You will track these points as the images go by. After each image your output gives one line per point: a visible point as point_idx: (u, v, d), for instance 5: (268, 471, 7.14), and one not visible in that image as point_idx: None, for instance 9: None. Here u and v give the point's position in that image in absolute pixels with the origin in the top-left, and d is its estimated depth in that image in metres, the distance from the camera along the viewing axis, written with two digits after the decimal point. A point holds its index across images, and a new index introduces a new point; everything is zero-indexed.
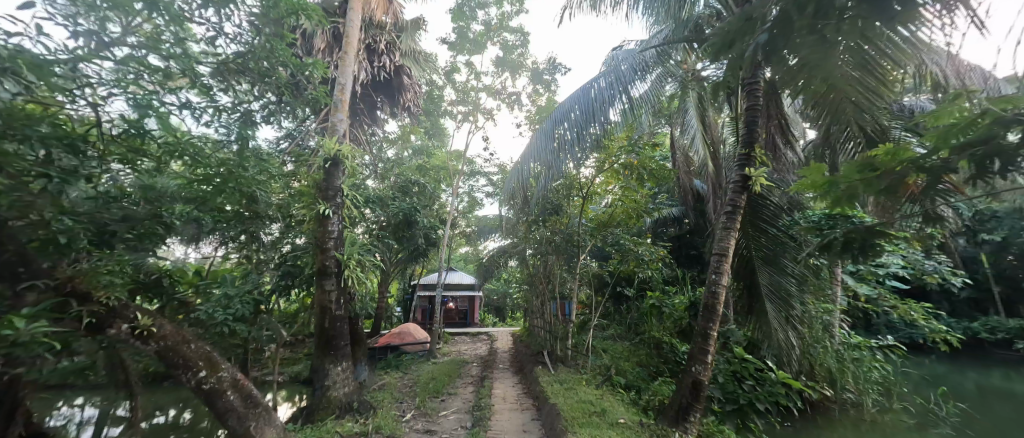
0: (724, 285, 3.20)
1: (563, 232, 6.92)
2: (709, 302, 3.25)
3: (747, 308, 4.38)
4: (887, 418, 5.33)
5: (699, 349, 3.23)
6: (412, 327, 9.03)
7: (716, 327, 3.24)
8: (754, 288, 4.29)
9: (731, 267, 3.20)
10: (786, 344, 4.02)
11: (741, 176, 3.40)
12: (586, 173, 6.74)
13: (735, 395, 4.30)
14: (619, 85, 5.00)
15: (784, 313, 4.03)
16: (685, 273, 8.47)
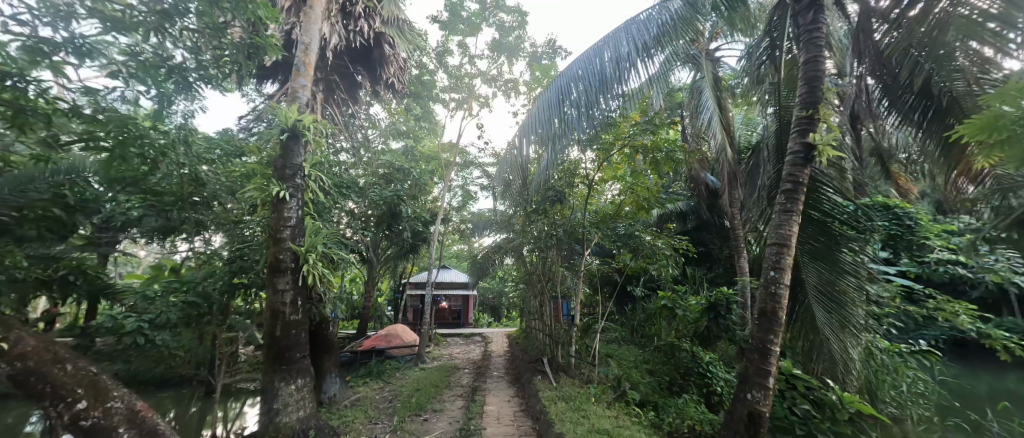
0: (785, 285, 2.79)
1: (566, 222, 6.24)
2: (767, 308, 2.80)
3: (789, 311, 3.70)
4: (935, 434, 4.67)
5: (756, 370, 2.77)
6: (400, 329, 8.30)
7: (777, 341, 2.78)
8: (800, 289, 3.61)
9: (793, 261, 2.83)
10: (841, 357, 3.31)
11: (802, 145, 2.96)
12: (587, 158, 6.08)
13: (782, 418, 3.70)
14: (637, 46, 4.18)
15: (841, 320, 3.31)
16: (696, 271, 7.80)
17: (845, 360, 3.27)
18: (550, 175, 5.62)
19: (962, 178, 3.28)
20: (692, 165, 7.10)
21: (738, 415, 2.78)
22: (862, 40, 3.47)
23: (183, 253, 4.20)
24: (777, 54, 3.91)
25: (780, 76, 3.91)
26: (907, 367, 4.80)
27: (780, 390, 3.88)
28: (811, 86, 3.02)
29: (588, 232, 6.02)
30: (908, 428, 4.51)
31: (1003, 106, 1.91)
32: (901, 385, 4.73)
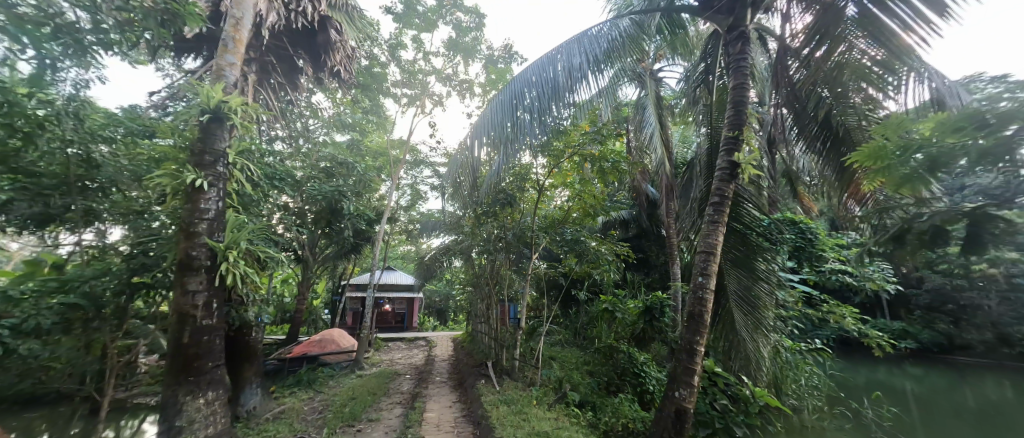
0: (711, 289, 2.95)
1: (516, 225, 6.21)
2: (695, 311, 2.95)
3: (713, 314, 3.92)
4: (832, 423, 5.21)
5: (683, 369, 2.89)
6: (336, 333, 7.82)
7: (701, 342, 2.91)
8: (723, 294, 3.83)
9: (717, 268, 2.99)
10: (756, 357, 3.57)
11: (728, 162, 3.17)
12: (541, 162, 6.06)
13: (707, 416, 3.94)
14: (589, 58, 4.25)
15: (755, 322, 3.60)
16: (636, 277, 8.14)
17: (759, 359, 3.53)
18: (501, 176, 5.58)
19: (849, 200, 3.61)
20: (635, 175, 7.41)
21: (665, 413, 2.88)
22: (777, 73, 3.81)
23: (68, 244, 3.61)
24: (711, 78, 4.19)
25: (714, 97, 4.19)
26: (811, 364, 5.30)
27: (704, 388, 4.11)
28: (738, 109, 3.24)
29: (536, 235, 6.06)
30: (808, 420, 5.00)
31: (887, 137, 2.17)
32: (802, 381, 5.13)
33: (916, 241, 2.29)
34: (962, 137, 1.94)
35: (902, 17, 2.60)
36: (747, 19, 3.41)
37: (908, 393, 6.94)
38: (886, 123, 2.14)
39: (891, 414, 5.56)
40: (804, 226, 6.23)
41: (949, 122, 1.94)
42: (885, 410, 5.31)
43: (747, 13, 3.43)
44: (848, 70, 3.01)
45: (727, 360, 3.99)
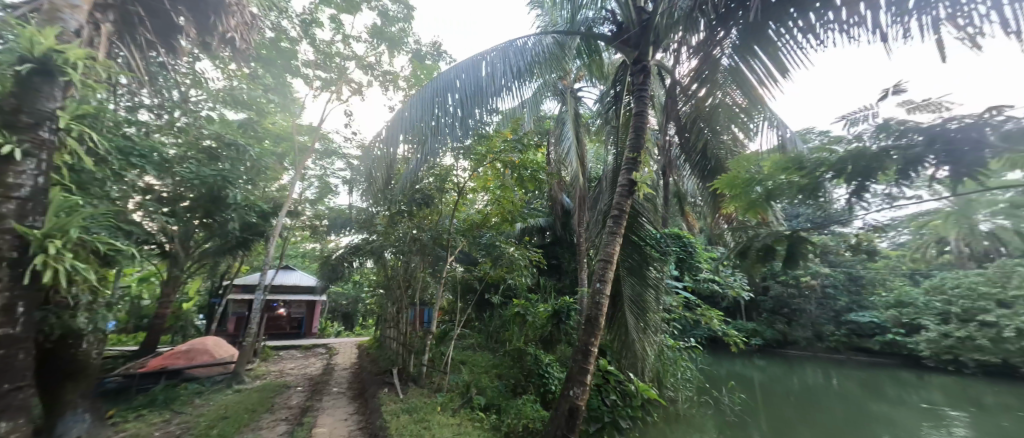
0: (607, 294, 3.16)
1: (434, 229, 5.95)
2: (591, 314, 3.12)
3: (609, 317, 4.11)
4: (704, 412, 5.89)
5: (578, 369, 3.02)
6: (212, 342, 6.80)
7: (596, 343, 3.07)
8: (618, 298, 4.05)
9: (614, 275, 3.20)
10: (642, 356, 3.90)
11: (628, 179, 3.46)
12: (464, 167, 5.90)
13: (598, 412, 4.35)
14: (513, 68, 4.27)
15: (643, 325, 3.94)
16: (548, 282, 8.37)
17: (643, 358, 3.88)
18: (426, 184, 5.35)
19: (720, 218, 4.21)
20: (552, 186, 7.70)
21: (559, 411, 2.98)
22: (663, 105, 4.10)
23: None
24: (620, 101, 4.52)
25: (620, 118, 4.52)
26: (687, 362, 5.94)
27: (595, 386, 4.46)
28: (638, 133, 3.54)
29: (452, 238, 5.93)
30: (681, 410, 5.59)
31: (744, 170, 2.86)
32: (679, 374, 5.70)
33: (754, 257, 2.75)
34: (790, 175, 2.60)
35: (758, 74, 3.16)
36: (649, 54, 3.81)
37: (762, 384, 8.17)
38: (741, 159, 2.91)
39: (744, 401, 6.52)
40: (686, 240, 7.07)
41: (780, 163, 2.63)
42: (737, 398, 6.18)
43: (650, 48, 3.80)
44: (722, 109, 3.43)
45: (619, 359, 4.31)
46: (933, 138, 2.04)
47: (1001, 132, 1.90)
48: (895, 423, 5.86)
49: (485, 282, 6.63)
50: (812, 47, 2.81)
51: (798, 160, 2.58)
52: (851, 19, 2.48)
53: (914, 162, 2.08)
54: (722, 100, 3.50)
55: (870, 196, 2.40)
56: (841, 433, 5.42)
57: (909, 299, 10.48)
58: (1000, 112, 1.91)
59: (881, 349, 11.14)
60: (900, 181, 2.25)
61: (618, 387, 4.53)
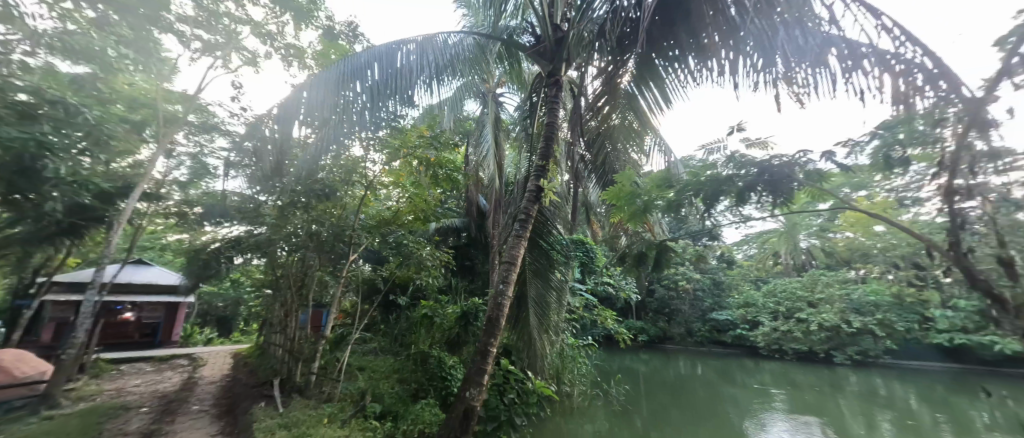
0: (509, 295, 3.15)
1: (334, 225, 5.15)
2: (493, 315, 3.09)
3: (514, 318, 4.08)
4: (598, 406, 6.23)
5: (475, 370, 2.94)
6: (18, 355, 5.30)
7: (495, 344, 3.03)
8: (523, 299, 4.04)
9: (517, 276, 3.21)
10: (541, 354, 3.99)
11: (536, 186, 3.56)
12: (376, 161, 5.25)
13: (496, 411, 4.34)
14: (436, 62, 3.84)
15: (544, 324, 4.00)
16: (459, 283, 8.00)
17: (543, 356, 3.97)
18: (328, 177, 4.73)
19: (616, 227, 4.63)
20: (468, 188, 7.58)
21: (454, 414, 2.84)
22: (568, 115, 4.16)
23: None
24: (535, 109, 4.61)
25: (535, 126, 4.59)
26: (584, 358, 6.25)
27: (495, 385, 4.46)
28: (549, 142, 3.64)
29: (357, 234, 5.30)
30: (574, 404, 5.86)
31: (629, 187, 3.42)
32: (576, 370, 5.96)
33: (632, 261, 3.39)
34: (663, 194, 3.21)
35: (649, 102, 3.53)
36: (563, 69, 3.94)
37: (646, 377, 8.98)
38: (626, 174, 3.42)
39: (628, 392, 7.06)
40: (589, 246, 7.52)
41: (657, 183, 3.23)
42: (622, 389, 6.73)
43: (565, 63, 3.94)
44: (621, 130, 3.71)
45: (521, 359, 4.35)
46: (764, 172, 2.66)
47: (806, 170, 2.61)
48: (739, 401, 6.87)
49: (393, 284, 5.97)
50: (692, 84, 3.13)
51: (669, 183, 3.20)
52: (715, 67, 2.84)
53: (749, 188, 2.72)
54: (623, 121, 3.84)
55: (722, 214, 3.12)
56: (700, 413, 6.16)
57: (754, 301, 12.48)
58: (807, 155, 2.60)
59: (734, 342, 13.25)
60: (755, 202, 2.81)
61: (516, 385, 4.60)
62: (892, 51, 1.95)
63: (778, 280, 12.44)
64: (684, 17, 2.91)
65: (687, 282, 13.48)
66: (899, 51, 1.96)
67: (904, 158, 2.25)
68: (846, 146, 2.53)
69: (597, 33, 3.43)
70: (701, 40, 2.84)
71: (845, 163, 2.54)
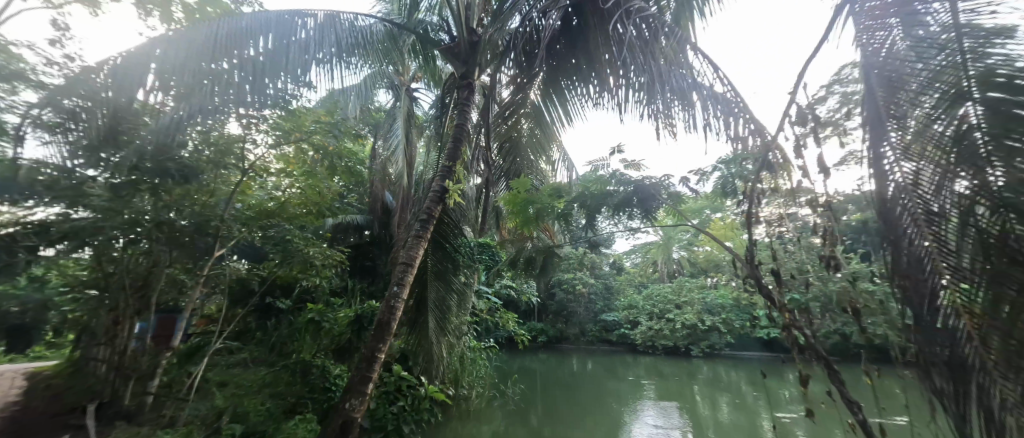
0: (403, 298, 3.01)
1: (201, 215, 3.50)
2: (383, 319, 2.91)
3: (410, 323, 3.88)
4: (493, 407, 6.27)
5: (359, 378, 2.73)
6: None
7: (384, 349, 2.86)
8: (422, 302, 3.87)
9: (413, 279, 3.09)
10: (438, 357, 3.87)
11: (441, 186, 3.47)
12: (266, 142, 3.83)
13: (383, 420, 4.16)
14: (337, 41, 3.32)
15: (442, 328, 3.91)
16: (356, 285, 6.71)
17: (439, 359, 3.85)
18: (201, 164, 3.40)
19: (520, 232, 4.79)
20: (371, 184, 7.09)
21: (330, 427, 2.60)
22: (480, 114, 4.17)
23: None
24: (445, 110, 4.52)
25: (445, 126, 4.50)
26: (484, 360, 6.25)
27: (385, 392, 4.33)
28: (456, 146, 3.61)
29: (229, 228, 3.74)
30: (471, 406, 5.83)
31: (521, 193, 3.66)
32: (475, 373, 5.94)
33: (527, 262, 4.07)
34: (550, 201, 3.50)
35: (554, 117, 3.69)
36: (476, 73, 3.92)
37: (542, 376, 9.36)
38: (518, 184, 3.65)
39: (523, 392, 7.26)
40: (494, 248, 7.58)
41: (545, 192, 3.51)
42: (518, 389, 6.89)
43: (477, 68, 3.94)
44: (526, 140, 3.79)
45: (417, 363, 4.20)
46: (635, 189, 3.03)
47: (669, 190, 3.01)
48: (621, 394, 7.55)
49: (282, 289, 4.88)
50: (590, 104, 3.37)
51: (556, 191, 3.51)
52: (608, 91, 3.10)
53: (624, 204, 3.06)
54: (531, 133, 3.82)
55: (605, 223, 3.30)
56: (586, 406, 6.61)
57: (637, 303, 13.95)
58: (670, 178, 3.00)
59: (618, 339, 14.60)
60: (632, 217, 3.16)
61: (408, 391, 4.40)
62: (729, 94, 2.31)
63: (656, 286, 14.08)
64: (585, 45, 3.17)
65: (583, 285, 14.46)
66: (727, 94, 2.34)
67: (732, 188, 2.72)
68: (697, 174, 2.99)
69: (510, 45, 3.50)
70: (598, 66, 3.09)
71: (696, 186, 3.01)
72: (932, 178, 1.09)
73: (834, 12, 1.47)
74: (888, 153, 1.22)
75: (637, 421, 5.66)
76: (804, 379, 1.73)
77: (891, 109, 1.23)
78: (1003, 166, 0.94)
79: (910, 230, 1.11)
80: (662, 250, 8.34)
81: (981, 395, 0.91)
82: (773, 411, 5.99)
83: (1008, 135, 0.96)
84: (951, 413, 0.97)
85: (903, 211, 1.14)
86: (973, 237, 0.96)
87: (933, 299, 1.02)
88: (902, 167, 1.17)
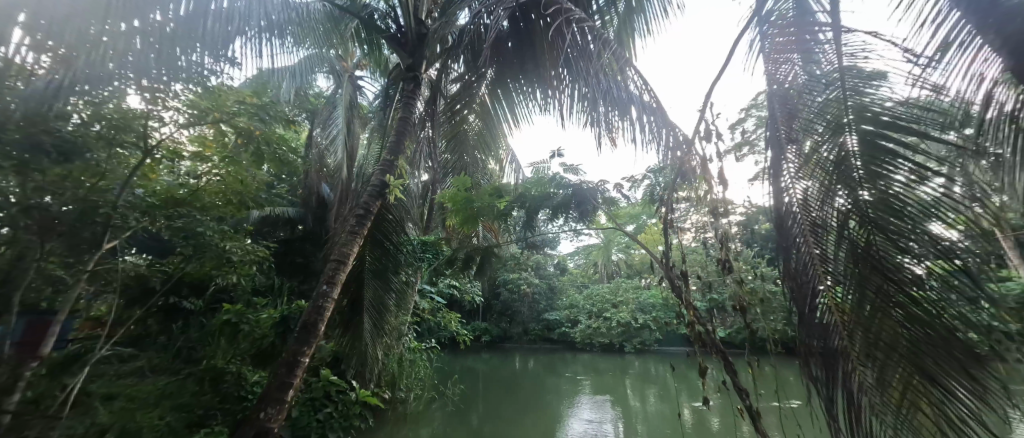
0: (333, 298, 2.84)
1: (85, 201, 2.57)
2: (309, 320, 2.72)
3: (343, 324, 3.66)
4: (431, 409, 6.11)
5: (278, 384, 2.52)
6: None
7: (309, 352, 2.68)
8: (357, 301, 3.68)
9: (345, 277, 2.93)
10: (373, 359, 3.67)
11: (381, 181, 3.32)
12: (177, 121, 2.97)
13: (306, 428, 3.90)
14: (269, 16, 3.04)
15: (379, 329, 3.72)
16: (284, 284, 5.99)
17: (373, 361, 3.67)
18: (88, 141, 2.47)
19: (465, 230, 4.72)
20: (306, 173, 6.60)
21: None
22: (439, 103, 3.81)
23: None
24: (390, 101, 4.34)
25: (389, 118, 4.33)
26: (424, 360, 6.06)
27: (309, 398, 4.05)
28: (399, 140, 3.48)
29: (124, 219, 2.87)
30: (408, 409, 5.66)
31: (462, 191, 3.62)
32: (414, 375, 5.75)
33: (467, 261, 4.06)
34: (492, 200, 3.52)
35: (502, 117, 3.70)
36: (423, 66, 3.81)
37: (482, 375, 9.34)
38: (459, 182, 3.61)
39: (462, 393, 7.16)
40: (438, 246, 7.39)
41: (487, 191, 3.52)
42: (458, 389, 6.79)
43: (424, 61, 3.83)
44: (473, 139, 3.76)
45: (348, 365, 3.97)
46: (572, 193, 3.15)
47: (603, 196, 3.18)
48: (559, 391, 7.74)
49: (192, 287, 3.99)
50: (536, 107, 3.43)
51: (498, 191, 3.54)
52: (553, 96, 3.19)
53: (561, 206, 3.17)
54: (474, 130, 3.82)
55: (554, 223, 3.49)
56: (524, 405, 6.68)
57: (576, 302, 14.44)
58: (603, 183, 3.17)
59: (557, 337, 15.03)
60: (570, 219, 3.27)
61: (337, 397, 4.14)
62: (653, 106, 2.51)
63: (594, 287, 14.67)
64: (532, 49, 3.23)
65: (526, 285, 14.68)
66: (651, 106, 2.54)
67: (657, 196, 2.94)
68: (629, 181, 3.17)
69: (457, 41, 3.46)
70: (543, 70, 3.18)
71: (628, 192, 3.20)
72: (817, 195, 1.26)
73: (754, 42, 1.65)
74: (786, 172, 1.38)
75: (573, 416, 5.82)
76: (702, 370, 1.88)
77: (788, 133, 1.40)
78: (870, 186, 1.12)
79: (801, 240, 1.28)
80: (602, 252, 8.69)
81: (844, 378, 1.06)
82: (693, 401, 6.48)
83: (874, 161, 1.14)
84: (821, 397, 1.11)
85: (796, 224, 1.31)
86: (846, 245, 1.13)
87: (813, 298, 1.18)
88: (797, 185, 1.34)
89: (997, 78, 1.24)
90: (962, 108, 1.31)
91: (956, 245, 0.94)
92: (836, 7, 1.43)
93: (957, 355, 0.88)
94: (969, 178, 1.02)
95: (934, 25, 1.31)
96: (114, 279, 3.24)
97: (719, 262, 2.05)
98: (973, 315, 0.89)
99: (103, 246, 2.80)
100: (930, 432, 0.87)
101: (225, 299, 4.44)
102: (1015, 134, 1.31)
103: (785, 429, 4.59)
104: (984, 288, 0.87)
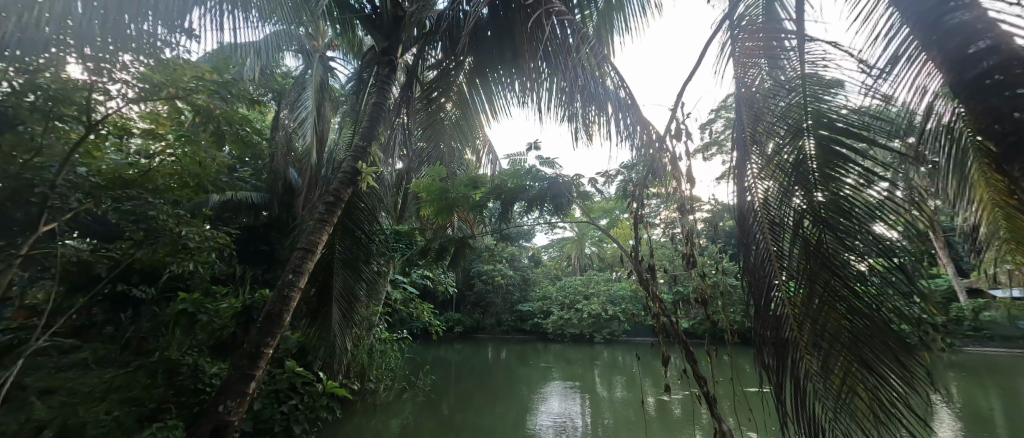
0: (301, 287, 2.76)
1: (16, 179, 2.38)
2: (274, 310, 2.64)
3: (310, 313, 3.57)
4: (400, 401, 6.05)
5: (239, 376, 2.43)
6: None
7: (273, 343, 2.59)
8: (326, 290, 3.59)
9: (312, 267, 2.85)
10: (341, 350, 3.59)
11: (352, 168, 3.22)
12: (126, 95, 2.73)
13: (269, 421, 3.78)
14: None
15: (349, 320, 3.64)
16: (247, 271, 5.76)
17: (341, 352, 3.59)
18: (18, 113, 2.29)
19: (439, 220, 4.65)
20: (272, 156, 6.31)
21: (198, 433, 2.28)
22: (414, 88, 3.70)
23: None
24: (363, 84, 4.21)
25: (362, 103, 4.19)
26: (395, 351, 5.97)
27: (273, 391, 3.93)
28: (373, 125, 3.38)
29: (65, 200, 2.64)
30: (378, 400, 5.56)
31: (437, 180, 3.57)
32: (384, 366, 5.66)
33: (442, 252, 4.00)
34: (467, 190, 3.50)
35: (480, 107, 3.63)
36: (398, 50, 3.71)
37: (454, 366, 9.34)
38: (435, 171, 3.55)
39: (432, 384, 7.12)
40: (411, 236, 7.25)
41: (462, 180, 3.49)
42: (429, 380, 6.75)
43: (400, 45, 3.72)
44: (449, 129, 3.68)
45: (314, 357, 3.87)
46: (549, 186, 3.16)
47: (579, 189, 3.23)
48: (530, 381, 7.83)
49: (144, 274, 3.76)
50: (515, 99, 3.42)
51: (473, 181, 3.53)
52: (532, 89, 3.18)
53: (538, 199, 3.20)
54: (455, 120, 3.69)
55: (530, 215, 3.53)
56: (497, 394, 6.73)
57: (549, 295, 14.62)
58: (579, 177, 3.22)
59: (530, 328, 15.20)
60: (545, 211, 3.31)
61: (303, 389, 4.03)
62: (629, 101, 2.59)
63: (567, 279, 14.88)
64: (511, 38, 3.22)
65: (501, 276, 14.73)
66: (628, 103, 2.60)
67: (629, 191, 3.02)
68: (603, 176, 3.25)
69: (435, 28, 3.39)
70: (522, 63, 3.17)
71: (602, 186, 3.29)
72: (776, 196, 1.32)
73: (726, 47, 1.70)
74: (750, 171, 1.43)
75: (541, 407, 5.89)
76: (665, 359, 1.92)
77: (753, 134, 1.46)
78: (825, 188, 1.19)
79: (760, 237, 1.33)
80: (576, 244, 8.77)
81: (793, 365, 1.12)
82: (660, 390, 6.73)
83: (828, 165, 1.21)
84: (771, 383, 1.17)
85: (756, 222, 1.36)
86: (800, 243, 1.19)
87: (769, 292, 1.24)
88: (759, 185, 1.39)
89: (937, 91, 1.33)
90: (906, 117, 1.41)
91: (896, 244, 1.06)
92: (801, 15, 1.51)
93: (892, 345, 0.97)
94: (908, 183, 1.12)
95: (886, 38, 1.39)
96: (52, 264, 3.04)
97: (683, 256, 2.13)
98: (905, 308, 1.01)
99: (39, 228, 2.56)
100: (865, 414, 0.97)
101: (179, 287, 4.15)
102: (949, 143, 1.43)
103: (742, 416, 4.82)
104: (916, 285, 1.00)
